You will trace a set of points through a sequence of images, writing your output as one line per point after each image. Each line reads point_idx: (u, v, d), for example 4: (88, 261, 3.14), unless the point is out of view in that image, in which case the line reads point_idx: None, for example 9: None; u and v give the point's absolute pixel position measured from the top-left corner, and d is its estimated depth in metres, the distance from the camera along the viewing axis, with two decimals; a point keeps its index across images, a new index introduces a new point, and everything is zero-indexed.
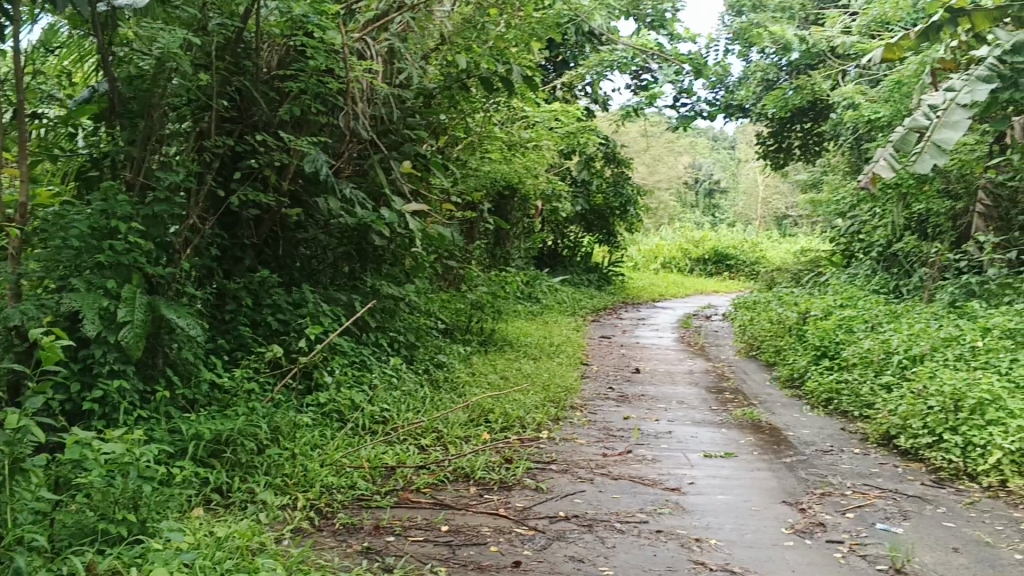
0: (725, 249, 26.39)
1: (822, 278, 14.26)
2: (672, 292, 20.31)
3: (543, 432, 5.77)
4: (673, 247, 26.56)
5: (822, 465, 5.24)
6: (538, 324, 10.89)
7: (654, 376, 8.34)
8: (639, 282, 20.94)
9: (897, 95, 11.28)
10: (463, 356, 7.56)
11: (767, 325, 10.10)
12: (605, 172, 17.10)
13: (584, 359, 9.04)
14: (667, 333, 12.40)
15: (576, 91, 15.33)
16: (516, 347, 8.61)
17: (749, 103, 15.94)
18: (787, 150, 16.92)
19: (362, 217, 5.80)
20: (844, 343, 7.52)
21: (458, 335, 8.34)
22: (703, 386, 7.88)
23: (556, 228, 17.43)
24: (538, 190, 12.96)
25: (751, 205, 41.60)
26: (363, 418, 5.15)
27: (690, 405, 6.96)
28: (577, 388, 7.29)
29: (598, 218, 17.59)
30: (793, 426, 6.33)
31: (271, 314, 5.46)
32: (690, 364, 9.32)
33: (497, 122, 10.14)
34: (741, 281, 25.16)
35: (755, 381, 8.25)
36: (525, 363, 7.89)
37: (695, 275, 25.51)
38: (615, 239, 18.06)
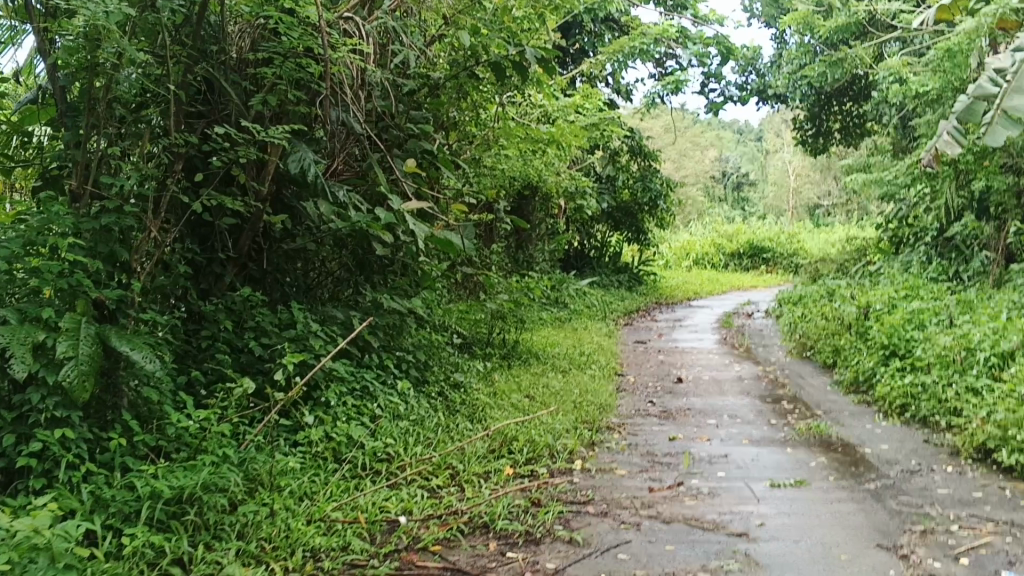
0: (760, 242, 25.43)
1: (872, 267, 13.34)
2: (707, 290, 19.41)
3: (577, 462, 4.94)
4: (704, 243, 25.62)
5: (913, 492, 4.38)
6: (568, 332, 10.05)
7: (698, 385, 7.48)
8: (672, 281, 20.05)
9: (947, 64, 10.40)
10: (484, 373, 6.76)
11: (820, 322, 9.20)
12: (632, 167, 16.28)
13: (620, 369, 8.21)
14: (707, 334, 11.53)
15: (599, 82, 14.56)
16: (544, 360, 7.79)
17: (783, 85, 15.08)
18: (825, 134, 16.04)
19: (356, 221, 5.03)
20: (917, 341, 6.66)
21: (478, 350, 7.54)
22: (757, 396, 7.01)
23: (583, 228, 16.63)
24: (561, 187, 12.17)
25: (782, 196, 40.53)
26: (363, 459, 4.36)
27: (743, 419, 6.11)
28: (614, 405, 6.46)
29: (626, 215, 16.76)
30: (867, 442, 5.46)
31: (254, 339, 4.69)
32: (738, 368, 8.46)
33: (514, 115, 9.37)
34: (778, 274, 24.18)
35: (814, 387, 7.36)
36: (553, 378, 7.07)
37: (730, 271, 24.56)
38: (645, 237, 17.21)
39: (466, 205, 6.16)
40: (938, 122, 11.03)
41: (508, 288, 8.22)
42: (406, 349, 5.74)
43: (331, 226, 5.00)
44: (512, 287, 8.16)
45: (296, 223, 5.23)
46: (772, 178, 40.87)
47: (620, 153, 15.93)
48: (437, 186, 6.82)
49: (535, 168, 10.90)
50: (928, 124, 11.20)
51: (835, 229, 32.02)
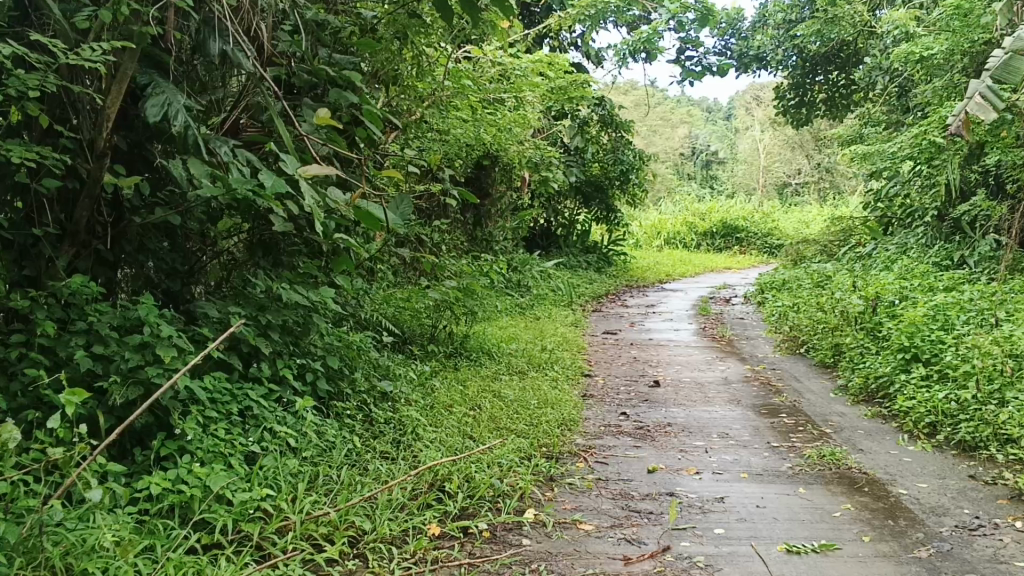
0: (733, 221, 24.35)
1: (862, 250, 12.26)
2: (680, 271, 18.26)
3: (528, 510, 3.71)
4: (676, 221, 24.47)
5: (984, 565, 3.22)
6: (527, 322, 8.80)
7: (679, 391, 6.27)
8: (642, 262, 18.89)
9: (960, 23, 9.26)
10: (420, 379, 5.52)
11: (816, 314, 8.06)
12: (602, 138, 15.06)
13: (586, 369, 7.02)
14: (683, 323, 10.38)
15: (567, 43, 13.31)
16: (496, 358, 6.58)
17: (766, 51, 13.90)
18: (810, 106, 14.92)
19: (236, 187, 3.77)
20: (946, 346, 5.53)
21: (417, 349, 6.31)
22: (751, 407, 5.81)
23: (549, 204, 15.38)
24: (522, 158, 10.92)
25: (753, 174, 39.53)
26: (228, 521, 3.11)
27: (739, 441, 4.90)
28: (578, 419, 5.25)
29: (595, 190, 15.54)
30: (900, 477, 4.28)
31: (85, 347, 3.43)
32: (722, 367, 7.30)
33: (468, 72, 8.11)
34: (752, 254, 23.11)
35: (816, 395, 6.19)
36: (506, 385, 5.82)
37: (702, 251, 23.46)
38: (614, 214, 16.01)
39: (397, 170, 4.89)
40: (944, 89, 9.91)
41: (457, 272, 6.97)
42: (315, 356, 4.48)
43: (201, 193, 3.75)
44: (462, 272, 6.90)
45: (160, 189, 3.98)
46: (743, 155, 39.84)
47: (590, 123, 14.68)
48: (362, 149, 5.58)
49: (491, 136, 9.64)
50: (931, 92, 10.09)
51: (809, 208, 31.06)
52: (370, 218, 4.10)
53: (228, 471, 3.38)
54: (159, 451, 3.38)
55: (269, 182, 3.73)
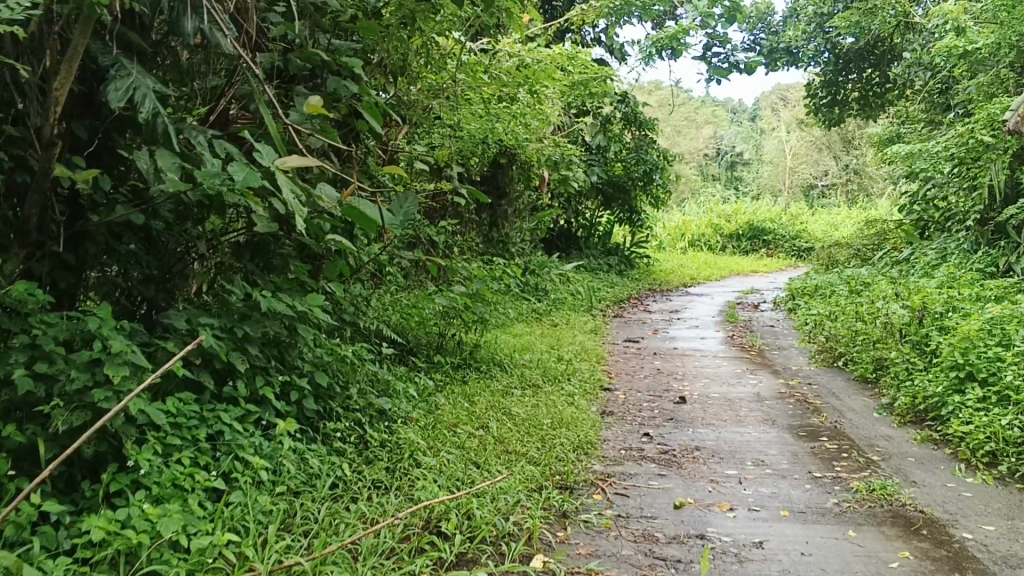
0: (760, 224, 23.75)
1: (898, 255, 11.69)
2: (705, 275, 17.70)
3: (536, 556, 3.22)
4: (701, 223, 23.89)
5: None
6: (544, 330, 8.30)
7: (707, 409, 5.75)
8: (665, 265, 18.36)
9: (1008, 14, 8.70)
10: (423, 395, 5.04)
11: (854, 324, 7.52)
12: (625, 137, 14.55)
13: (606, 382, 6.52)
14: (710, 331, 9.85)
15: (590, 37, 12.82)
16: (508, 370, 6.09)
17: (797, 47, 13.35)
18: (843, 105, 14.35)
19: (208, 182, 3.30)
20: (1006, 365, 4.99)
21: (423, 360, 5.84)
22: (787, 429, 5.29)
23: (569, 204, 14.88)
24: (540, 156, 10.44)
25: (778, 175, 38.83)
26: (183, 574, 2.64)
27: (775, 471, 4.41)
28: (596, 442, 4.75)
29: (618, 191, 15.03)
30: (963, 518, 3.76)
31: (27, 365, 2.97)
32: (753, 382, 6.78)
33: (483, 64, 7.64)
34: (778, 258, 22.52)
35: (858, 415, 5.66)
36: (518, 401, 5.34)
37: (727, 254, 22.86)
38: (637, 216, 15.49)
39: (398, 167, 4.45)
40: (990, 85, 9.34)
41: (469, 276, 6.48)
42: (301, 373, 4.01)
43: (168, 188, 3.29)
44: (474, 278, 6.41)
45: (122, 184, 3.55)
46: (769, 157, 39.17)
47: (613, 121, 14.18)
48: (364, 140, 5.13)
49: (507, 132, 9.17)
50: (975, 89, 9.54)
51: (837, 211, 30.39)
52: (361, 215, 3.66)
53: (188, 512, 2.92)
54: (108, 486, 2.91)
55: (240, 174, 3.20)
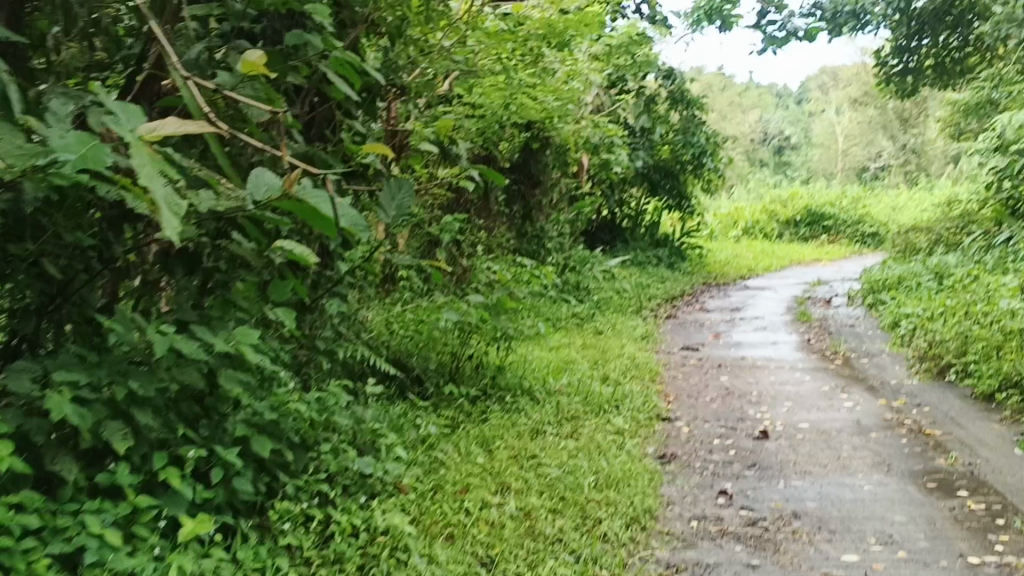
0: (819, 208, 22.22)
1: (992, 240, 10.25)
2: (763, 265, 16.30)
3: None
4: (755, 210, 22.38)
5: None
6: (587, 340, 7.04)
7: (798, 447, 4.46)
8: (719, 256, 16.97)
9: None
10: (426, 448, 3.84)
11: (966, 328, 6.18)
12: (672, 117, 13.25)
13: (664, 409, 5.27)
14: (781, 333, 8.53)
15: (632, 7, 11.53)
16: (542, 401, 4.87)
17: (865, 9, 11.94)
18: (916, 72, 12.87)
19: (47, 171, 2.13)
20: None
21: (433, 393, 4.64)
22: (909, 479, 3.98)
23: (613, 192, 13.60)
24: (577, 137, 9.19)
25: (832, 157, 37.02)
26: None
27: (912, 556, 3.13)
28: (658, 510, 3.51)
29: (666, 177, 13.72)
30: None
31: None
32: (848, 404, 5.47)
33: (506, 28, 6.42)
34: (841, 245, 20.96)
35: (1000, 454, 4.33)
36: (552, 448, 4.11)
37: (784, 242, 21.35)
38: (688, 204, 14.16)
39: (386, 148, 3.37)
40: None
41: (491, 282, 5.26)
42: (232, 440, 2.82)
43: None
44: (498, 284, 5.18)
45: None
46: (821, 138, 37.37)
47: (658, 100, 12.87)
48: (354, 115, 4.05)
49: (536, 107, 7.94)
50: None
51: (899, 193, 28.62)
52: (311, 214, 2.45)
53: None
54: None
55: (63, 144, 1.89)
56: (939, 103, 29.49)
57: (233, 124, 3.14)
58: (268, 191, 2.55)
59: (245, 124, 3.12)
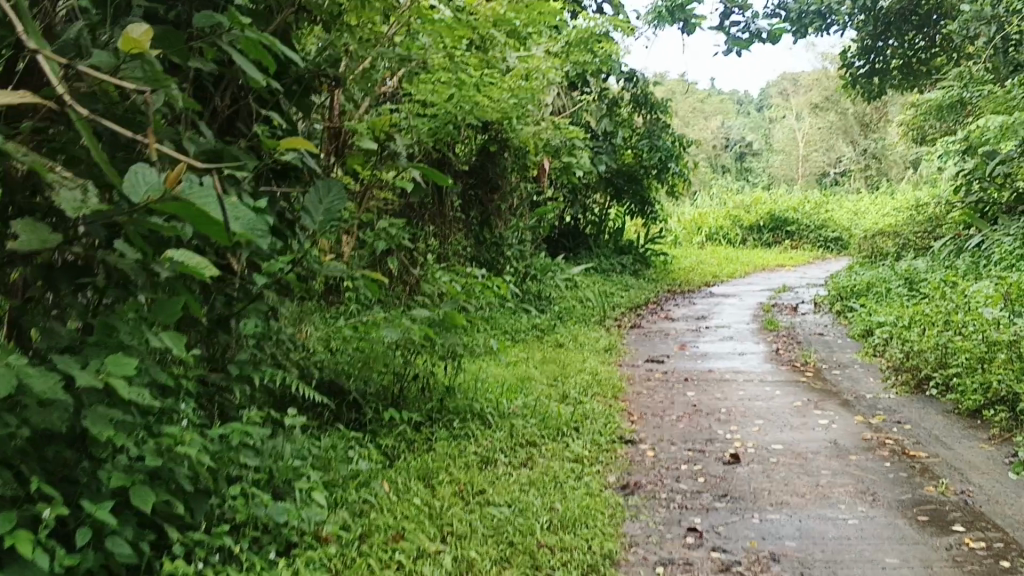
0: (782, 213, 22.03)
1: (962, 245, 9.98)
2: (728, 271, 16.00)
3: None
4: (717, 215, 22.10)
5: None
6: (546, 353, 6.61)
7: (773, 473, 4.06)
8: (683, 262, 16.64)
9: None
10: (358, 485, 3.38)
11: (946, 339, 5.83)
12: (635, 120, 12.88)
13: (628, 429, 4.85)
14: (749, 342, 8.16)
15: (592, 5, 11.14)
16: (494, 424, 4.43)
17: (831, 9, 11.65)
18: (882, 73, 12.62)
19: None
20: None
21: (372, 418, 4.19)
22: (898, 511, 3.59)
23: (575, 198, 13.21)
24: (536, 140, 8.77)
25: (793, 162, 37.00)
26: None
27: None
28: (621, 555, 3.08)
29: (629, 181, 13.35)
30: None
31: None
32: (824, 421, 5.09)
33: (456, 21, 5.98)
34: (805, 250, 20.74)
35: (993, 479, 3.96)
36: (503, 481, 3.68)
37: (748, 247, 21.09)
38: (651, 209, 13.80)
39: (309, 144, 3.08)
40: None
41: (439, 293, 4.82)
42: (109, 493, 2.36)
43: None
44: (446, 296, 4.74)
45: None
46: (783, 143, 37.37)
47: (620, 102, 12.50)
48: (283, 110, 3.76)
49: (491, 106, 7.52)
50: None
51: (861, 198, 28.55)
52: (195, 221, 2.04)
53: None
54: None
55: None
56: (900, 107, 29.51)
57: (123, 114, 2.68)
58: (146, 190, 2.15)
59: (137, 116, 2.67)
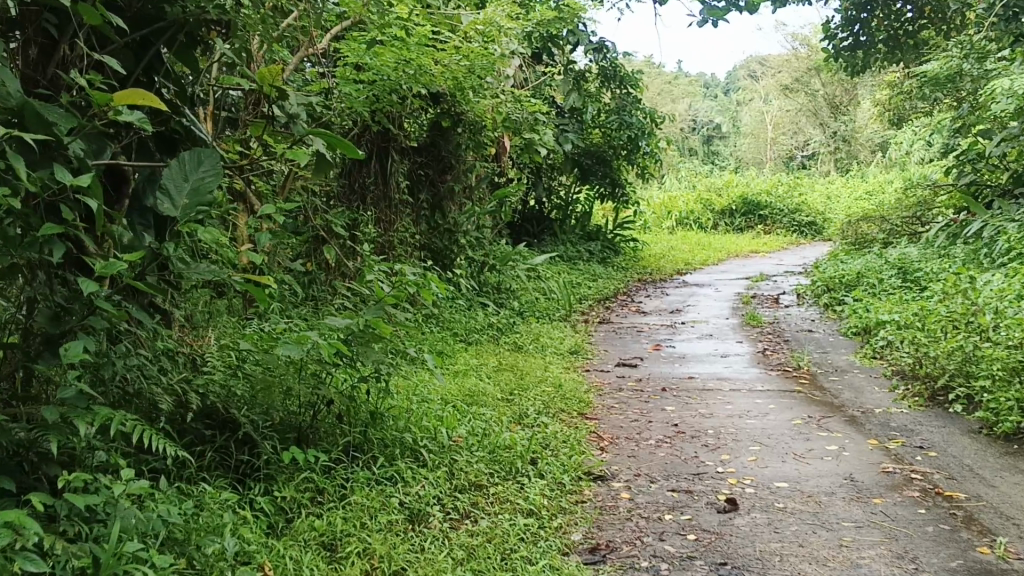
0: (755, 197, 21.27)
1: (957, 233, 9.21)
2: (701, 258, 15.20)
3: None
4: (688, 198, 21.29)
5: None
6: (503, 358, 5.72)
7: (780, 526, 3.22)
8: (654, 248, 15.80)
9: None
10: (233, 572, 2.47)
11: (966, 346, 5.01)
12: (604, 97, 11.98)
13: (597, 461, 3.96)
14: (731, 340, 7.31)
15: None
16: (430, 463, 3.52)
17: None
18: (868, 47, 11.78)
19: None
20: None
21: (273, 460, 3.26)
22: None
23: (539, 180, 12.33)
24: (495, 115, 7.87)
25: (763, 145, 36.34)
26: None
27: None
28: None
29: (597, 162, 12.46)
30: None
31: None
32: (832, 447, 4.24)
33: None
34: (779, 236, 20.00)
35: None
36: (432, 553, 2.77)
37: (720, 232, 20.30)
38: (620, 191, 12.94)
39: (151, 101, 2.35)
40: None
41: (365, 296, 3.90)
42: None
43: None
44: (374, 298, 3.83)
45: None
46: (752, 126, 36.66)
47: (588, 77, 11.61)
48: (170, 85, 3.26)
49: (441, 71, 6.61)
50: None
51: (834, 182, 27.90)
52: None
53: None
54: None
55: None
56: (874, 88, 28.83)
57: None
58: None
59: None
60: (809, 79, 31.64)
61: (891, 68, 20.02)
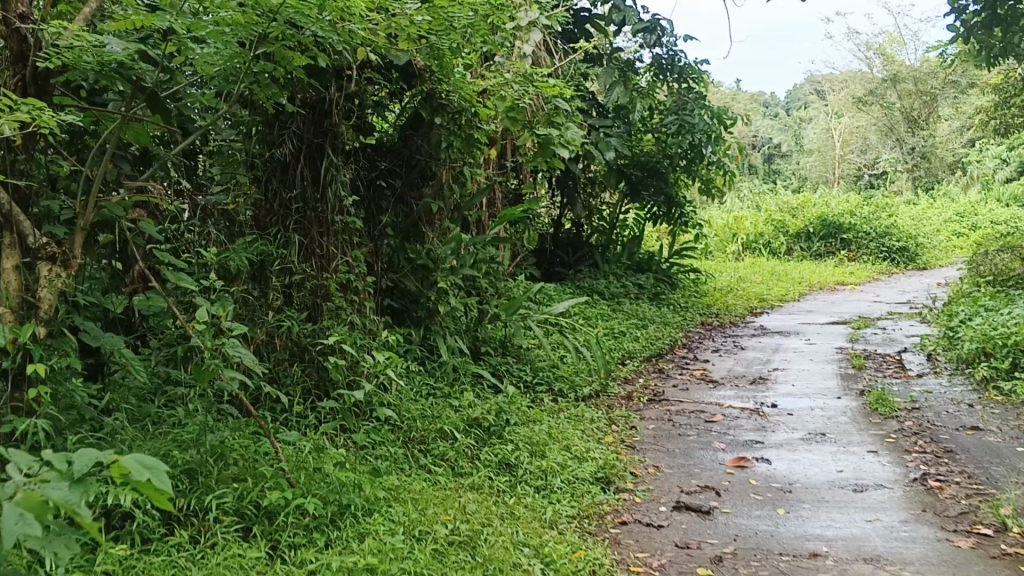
0: (836, 218, 18.34)
1: None
2: (778, 293, 12.42)
3: None
4: (757, 219, 18.45)
5: None
6: (469, 516, 3.18)
7: None
8: (720, 280, 13.07)
9: None
10: None
11: None
12: (658, 93, 9.37)
13: None
14: (857, 446, 4.65)
15: None
16: None
17: None
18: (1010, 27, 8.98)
19: None
20: None
21: None
22: None
23: (576, 198, 9.70)
24: (494, 101, 5.34)
25: None
26: None
27: None
28: None
29: (648, 176, 9.83)
30: None
31: None
32: None
33: None
34: (866, 264, 17.10)
35: None
36: None
37: (795, 259, 17.44)
38: (679, 212, 10.29)
39: None
40: None
41: None
42: None
43: None
44: None
45: None
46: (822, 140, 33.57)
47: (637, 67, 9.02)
48: None
49: (392, 20, 4.09)
50: None
51: (921, 202, 24.78)
52: None
53: None
54: None
55: None
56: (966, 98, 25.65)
57: None
58: None
59: None
60: (886, 88, 28.53)
61: (998, 70, 16.98)
